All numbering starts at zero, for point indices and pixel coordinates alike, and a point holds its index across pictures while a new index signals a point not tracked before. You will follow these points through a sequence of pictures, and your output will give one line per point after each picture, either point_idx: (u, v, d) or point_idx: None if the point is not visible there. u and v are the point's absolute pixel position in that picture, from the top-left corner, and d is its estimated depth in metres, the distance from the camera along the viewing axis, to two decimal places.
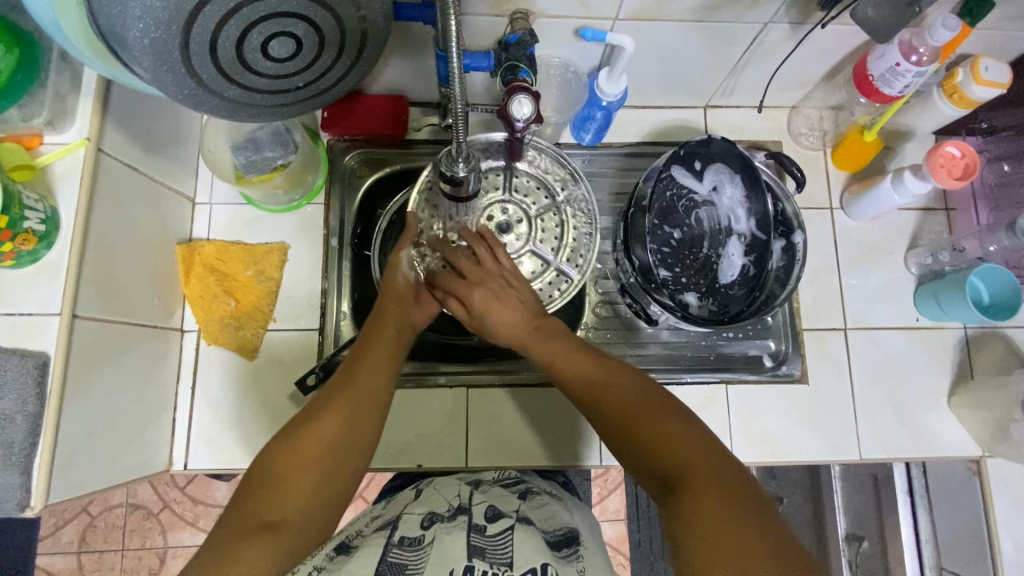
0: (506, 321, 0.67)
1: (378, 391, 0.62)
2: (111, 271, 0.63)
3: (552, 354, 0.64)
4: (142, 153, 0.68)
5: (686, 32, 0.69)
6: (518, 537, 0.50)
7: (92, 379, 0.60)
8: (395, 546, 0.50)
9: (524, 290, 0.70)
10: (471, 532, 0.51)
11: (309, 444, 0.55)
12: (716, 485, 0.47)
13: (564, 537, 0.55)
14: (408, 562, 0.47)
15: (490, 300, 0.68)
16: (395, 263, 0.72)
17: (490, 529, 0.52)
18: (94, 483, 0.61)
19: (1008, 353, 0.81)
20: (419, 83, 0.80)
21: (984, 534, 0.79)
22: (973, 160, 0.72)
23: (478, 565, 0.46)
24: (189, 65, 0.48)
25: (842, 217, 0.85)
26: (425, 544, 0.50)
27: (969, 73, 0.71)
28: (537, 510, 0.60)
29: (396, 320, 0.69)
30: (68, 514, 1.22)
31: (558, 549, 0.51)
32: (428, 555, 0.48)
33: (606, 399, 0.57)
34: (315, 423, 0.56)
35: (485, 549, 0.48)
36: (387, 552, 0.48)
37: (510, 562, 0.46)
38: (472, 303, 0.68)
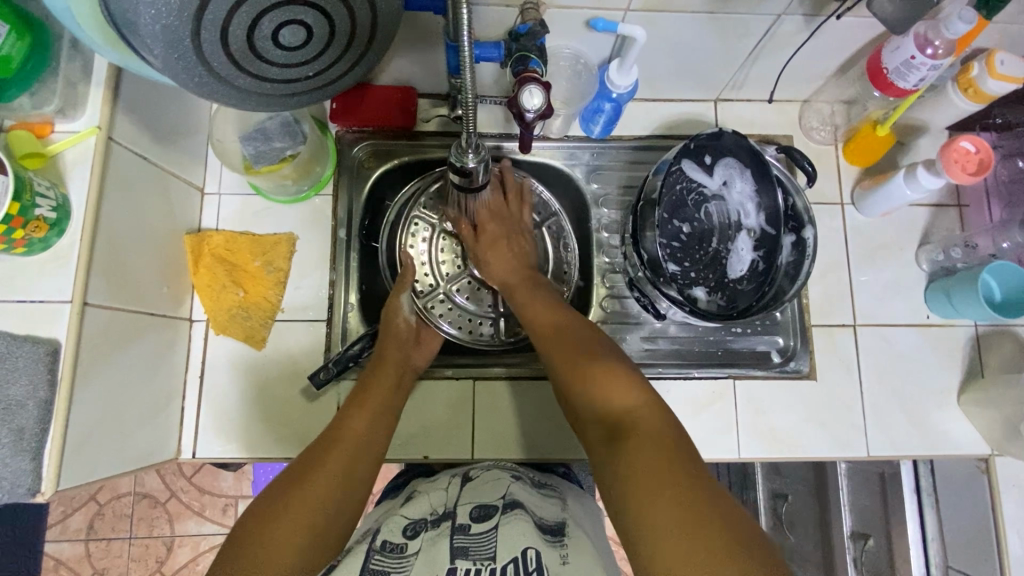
0: (503, 266, 0.75)
1: (371, 441, 0.63)
2: (120, 259, 0.63)
3: (531, 301, 0.70)
4: (151, 142, 0.68)
5: (697, 24, 0.68)
6: (503, 529, 0.52)
7: (102, 367, 0.61)
8: (378, 551, 0.51)
9: (529, 240, 0.78)
10: (454, 533, 0.52)
11: (301, 494, 0.54)
12: (649, 437, 0.50)
13: (552, 526, 0.55)
14: (391, 567, 0.49)
15: (499, 247, 0.75)
16: (395, 308, 0.75)
17: (474, 528, 0.53)
18: (104, 469, 0.62)
19: (1018, 351, 0.81)
20: (428, 74, 0.80)
21: (992, 532, 0.79)
22: (987, 156, 0.70)
23: (460, 566, 0.48)
24: (199, 52, 0.48)
25: (853, 212, 0.84)
26: (407, 553, 0.51)
27: (985, 67, 0.70)
28: (526, 494, 0.61)
29: (394, 365, 0.71)
30: (77, 502, 1.23)
31: (545, 533, 0.53)
32: (410, 565, 0.49)
33: (562, 359, 0.62)
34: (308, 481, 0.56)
35: (468, 549, 0.50)
36: (370, 558, 0.50)
37: (494, 556, 0.48)
38: (480, 236, 0.76)
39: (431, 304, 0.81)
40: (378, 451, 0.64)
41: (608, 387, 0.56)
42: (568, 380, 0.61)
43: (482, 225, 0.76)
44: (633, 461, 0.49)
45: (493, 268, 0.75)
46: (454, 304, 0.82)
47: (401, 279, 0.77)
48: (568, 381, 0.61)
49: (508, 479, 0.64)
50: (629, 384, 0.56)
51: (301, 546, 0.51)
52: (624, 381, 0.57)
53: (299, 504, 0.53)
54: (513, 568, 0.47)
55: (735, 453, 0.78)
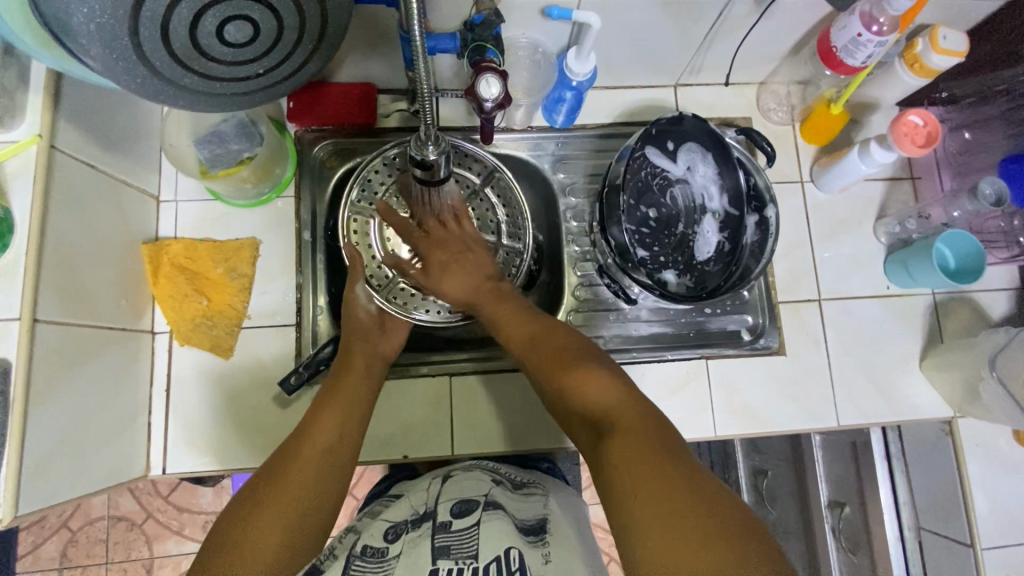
0: (455, 284, 0.71)
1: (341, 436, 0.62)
2: (72, 273, 0.61)
3: (502, 313, 0.68)
4: (99, 149, 0.66)
5: (651, 8, 0.69)
6: (482, 528, 0.52)
7: (58, 384, 0.58)
8: (359, 557, 0.51)
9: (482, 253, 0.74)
10: (436, 533, 0.52)
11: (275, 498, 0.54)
12: (631, 430, 0.49)
13: (537, 525, 0.56)
14: (372, 570, 0.49)
15: (460, 266, 0.72)
16: (353, 300, 0.73)
17: (455, 525, 0.54)
18: (67, 491, 0.60)
19: (975, 316, 0.84)
20: (386, 69, 0.79)
21: (959, 491, 0.82)
22: (935, 128, 0.73)
23: (442, 565, 0.48)
24: (141, 52, 0.47)
25: (813, 190, 0.86)
26: (388, 555, 0.51)
27: (928, 42, 0.73)
28: (507, 497, 0.61)
29: (362, 356, 0.70)
30: (48, 529, 1.19)
31: (526, 534, 0.53)
32: (391, 564, 0.50)
33: (544, 365, 0.61)
34: (278, 487, 0.54)
35: (449, 548, 0.50)
36: (350, 564, 0.50)
37: (476, 554, 0.48)
38: (429, 263, 0.72)
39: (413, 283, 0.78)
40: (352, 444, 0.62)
41: (591, 385, 0.56)
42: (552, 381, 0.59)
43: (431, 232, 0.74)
44: (617, 453, 0.48)
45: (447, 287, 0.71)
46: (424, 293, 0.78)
47: (352, 271, 0.73)
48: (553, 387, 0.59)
49: (489, 482, 0.64)
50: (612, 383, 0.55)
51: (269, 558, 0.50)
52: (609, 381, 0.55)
53: (274, 516, 0.52)
54: (495, 566, 0.46)
55: (711, 432, 0.79)
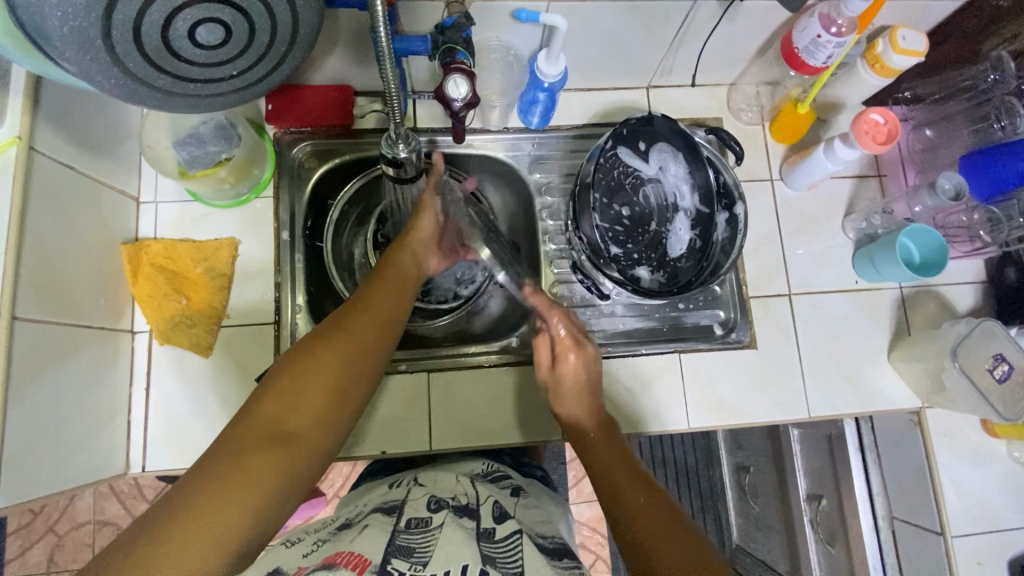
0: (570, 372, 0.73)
1: (384, 324, 0.61)
2: (51, 272, 0.62)
3: (599, 445, 0.66)
4: (78, 151, 0.67)
5: (618, 12, 0.71)
6: (526, 544, 0.53)
7: (36, 381, 0.59)
8: (402, 531, 0.52)
9: (595, 372, 0.73)
10: (481, 537, 0.52)
11: (252, 466, 0.46)
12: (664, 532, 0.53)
13: (559, 545, 0.58)
14: (416, 544, 0.50)
15: (567, 393, 0.72)
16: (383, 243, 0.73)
17: (498, 534, 0.54)
18: (45, 487, 0.60)
19: (941, 309, 0.86)
20: (363, 72, 0.81)
21: (928, 481, 0.84)
22: (895, 126, 0.75)
23: (490, 570, 0.47)
24: (113, 53, 0.48)
25: (783, 187, 0.88)
26: (431, 527, 0.53)
27: (888, 43, 0.75)
28: (530, 514, 0.63)
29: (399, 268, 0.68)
30: (35, 534, 1.19)
31: (559, 559, 0.54)
32: (434, 538, 0.51)
33: (609, 459, 0.64)
34: (316, 355, 0.54)
35: (494, 557, 0.49)
36: (396, 536, 0.51)
37: (521, 570, 0.48)
38: (555, 384, 0.73)
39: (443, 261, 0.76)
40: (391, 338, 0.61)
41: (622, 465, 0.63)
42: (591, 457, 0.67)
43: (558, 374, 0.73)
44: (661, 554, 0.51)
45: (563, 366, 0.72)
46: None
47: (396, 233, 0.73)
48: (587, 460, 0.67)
49: (513, 498, 0.66)
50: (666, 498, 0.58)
51: (229, 539, 0.43)
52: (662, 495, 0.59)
53: (249, 489, 0.45)
54: None
55: (685, 424, 0.81)
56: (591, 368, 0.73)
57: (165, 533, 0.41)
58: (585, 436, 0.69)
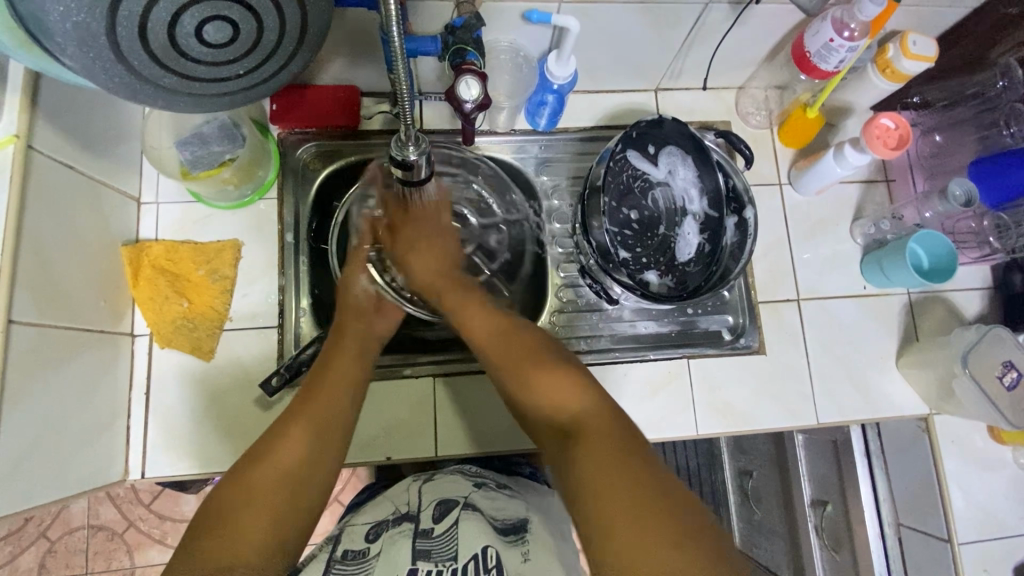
0: (423, 266, 0.70)
1: (338, 412, 0.60)
2: (49, 274, 0.61)
3: (467, 306, 0.67)
4: (78, 150, 0.65)
5: (629, 14, 0.70)
6: (462, 530, 0.52)
7: (33, 385, 0.58)
8: (339, 561, 0.52)
9: (451, 241, 0.74)
10: (415, 538, 0.52)
11: (252, 498, 0.52)
12: (592, 434, 0.51)
13: (512, 524, 0.56)
14: (351, 571, 0.50)
15: (424, 251, 0.71)
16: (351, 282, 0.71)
17: (436, 530, 0.54)
18: (41, 496, 0.59)
19: (949, 315, 0.86)
20: (369, 72, 0.79)
21: (935, 487, 0.83)
22: (906, 131, 0.75)
23: (421, 567, 0.48)
24: (117, 51, 0.47)
25: (791, 192, 0.88)
26: (368, 557, 0.52)
27: (899, 48, 0.75)
28: (491, 498, 0.61)
29: (354, 338, 0.67)
30: (27, 540, 1.16)
31: (506, 535, 0.53)
32: (370, 565, 0.50)
33: (503, 362, 0.61)
34: (262, 461, 0.54)
35: (430, 551, 0.50)
36: (330, 567, 0.51)
37: (455, 555, 0.49)
38: (398, 239, 0.71)
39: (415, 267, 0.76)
40: (346, 424, 0.61)
41: (553, 390, 0.57)
42: (514, 384, 0.60)
43: (399, 227, 0.71)
44: (586, 463, 0.49)
45: (411, 263, 0.71)
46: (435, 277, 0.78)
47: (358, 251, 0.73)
48: (513, 385, 0.60)
49: (468, 483, 0.64)
50: (575, 381, 0.57)
51: None
52: (569, 379, 0.57)
53: (240, 553, 0.49)
54: (474, 564, 0.47)
55: (694, 430, 0.80)
56: (446, 225, 0.74)
57: None
58: (469, 327, 0.66)
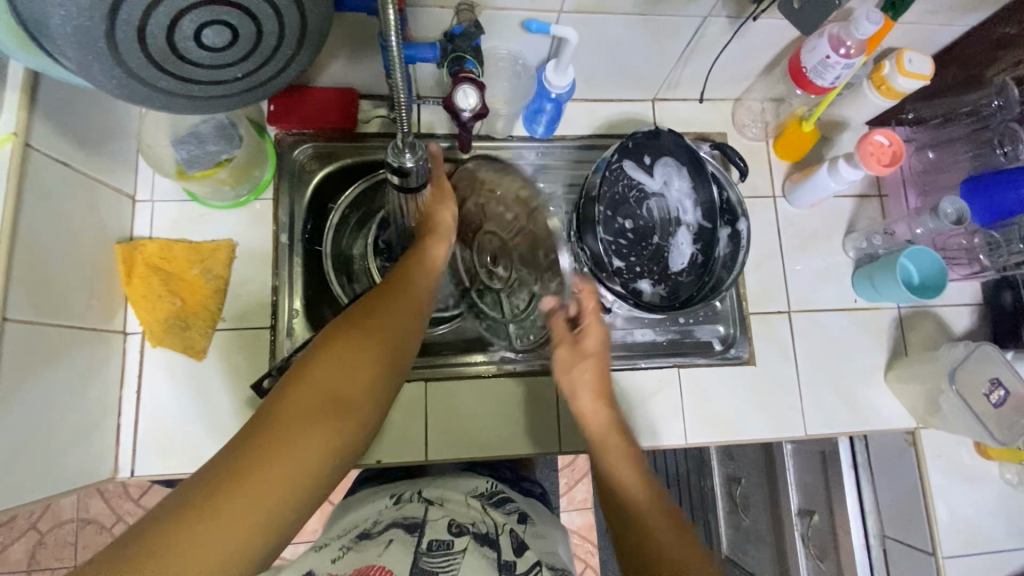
0: (584, 397, 0.69)
1: (399, 345, 0.58)
2: (44, 271, 0.61)
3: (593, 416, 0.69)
4: (74, 148, 0.65)
5: (628, 25, 0.70)
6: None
7: (26, 383, 0.58)
8: (424, 553, 0.51)
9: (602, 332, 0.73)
10: (501, 569, 0.51)
11: (304, 430, 0.48)
12: None
13: (566, 573, 0.57)
14: (438, 567, 0.49)
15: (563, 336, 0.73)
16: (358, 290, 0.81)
17: (518, 565, 0.53)
18: (31, 493, 0.59)
19: (938, 330, 0.87)
20: (368, 75, 0.79)
21: (921, 501, 0.84)
22: (900, 148, 0.75)
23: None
24: (115, 53, 0.47)
25: (785, 205, 0.88)
26: (453, 550, 0.52)
27: (894, 65, 0.75)
28: (538, 540, 0.62)
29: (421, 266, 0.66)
30: (15, 532, 1.16)
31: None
32: (457, 564, 0.50)
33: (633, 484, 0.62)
34: (322, 366, 0.52)
35: None
36: (418, 558, 0.50)
37: None
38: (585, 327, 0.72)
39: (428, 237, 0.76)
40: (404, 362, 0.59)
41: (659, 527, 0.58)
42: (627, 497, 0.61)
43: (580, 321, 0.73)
44: None
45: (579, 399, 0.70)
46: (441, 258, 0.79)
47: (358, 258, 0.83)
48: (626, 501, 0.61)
49: (519, 521, 0.65)
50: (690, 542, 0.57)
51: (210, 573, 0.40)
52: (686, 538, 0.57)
53: (284, 462, 0.46)
54: None
55: (683, 439, 0.81)
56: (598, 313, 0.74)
57: (149, 551, 0.39)
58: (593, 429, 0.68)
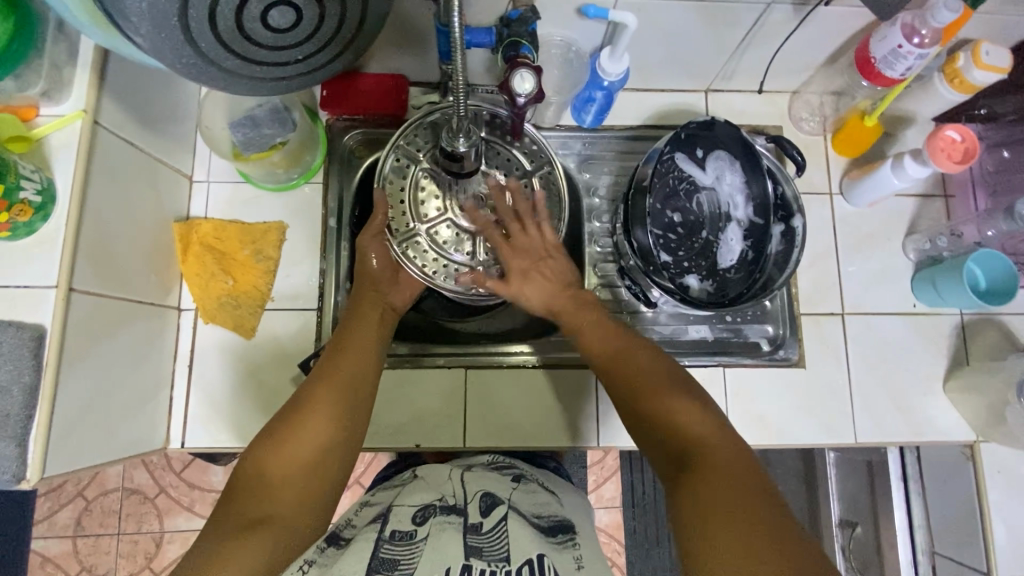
0: (536, 295, 0.68)
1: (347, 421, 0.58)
2: (107, 245, 0.63)
3: (582, 325, 0.66)
4: (138, 128, 0.67)
5: (687, 12, 0.68)
6: (512, 528, 0.52)
7: (88, 352, 0.60)
8: (387, 540, 0.51)
9: (563, 259, 0.71)
10: (466, 532, 0.52)
11: (253, 536, 0.48)
12: (715, 473, 0.48)
13: (558, 523, 0.56)
14: (399, 556, 0.48)
15: (543, 265, 0.70)
16: (364, 250, 0.70)
17: (484, 526, 0.53)
18: (89, 458, 0.61)
19: (1003, 339, 0.82)
20: (419, 62, 0.80)
21: (977, 518, 0.80)
22: (973, 144, 0.71)
23: (475, 563, 0.47)
24: (187, 32, 0.48)
25: (842, 203, 0.85)
26: (416, 540, 0.51)
27: (970, 57, 0.71)
28: (531, 497, 0.62)
29: (373, 306, 0.69)
30: (64, 498, 1.22)
31: (554, 536, 0.54)
32: (419, 551, 0.49)
33: (626, 384, 0.59)
34: (278, 447, 0.54)
35: (481, 548, 0.49)
36: (379, 546, 0.50)
37: (507, 557, 0.48)
38: (511, 270, 0.70)
39: (407, 248, 0.73)
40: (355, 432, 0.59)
41: (682, 412, 0.54)
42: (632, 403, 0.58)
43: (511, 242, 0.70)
44: (700, 494, 0.47)
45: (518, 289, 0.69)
46: (433, 249, 0.74)
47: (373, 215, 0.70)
48: (635, 408, 0.58)
49: (510, 481, 0.64)
50: (707, 415, 0.54)
51: None
52: (701, 412, 0.54)
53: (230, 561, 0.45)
54: (529, 569, 0.46)
55: None
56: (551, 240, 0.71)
57: None
58: (587, 338, 0.65)
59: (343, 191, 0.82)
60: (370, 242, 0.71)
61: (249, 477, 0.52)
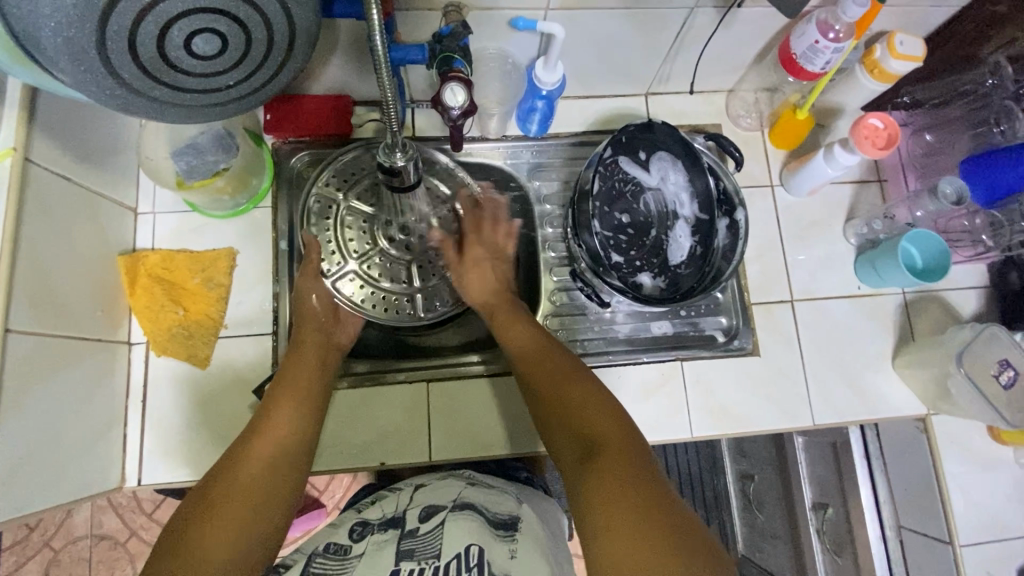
0: (478, 287, 0.75)
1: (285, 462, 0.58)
2: (47, 284, 0.62)
3: (513, 323, 0.70)
4: (74, 162, 0.67)
5: (615, 20, 0.71)
6: (447, 529, 0.54)
7: (29, 394, 0.58)
8: (321, 555, 0.54)
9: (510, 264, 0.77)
10: (403, 538, 0.54)
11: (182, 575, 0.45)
12: (619, 460, 0.50)
13: (505, 521, 0.57)
14: (331, 569, 0.51)
15: (479, 269, 0.75)
16: (304, 291, 0.73)
17: (422, 529, 0.55)
18: (37, 503, 0.59)
19: (945, 314, 0.85)
20: (360, 82, 0.81)
21: (936, 490, 0.82)
22: (894, 130, 0.75)
23: (405, 567, 0.50)
24: (107, 63, 0.48)
25: (783, 194, 0.88)
26: (350, 555, 0.54)
27: (886, 48, 0.75)
28: (481, 495, 0.62)
29: (316, 344, 0.70)
30: (30, 550, 1.17)
31: (497, 532, 0.55)
32: (351, 566, 0.52)
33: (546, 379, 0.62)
34: (217, 487, 0.53)
35: (413, 551, 0.52)
36: (312, 562, 0.53)
37: (438, 554, 0.50)
38: (465, 255, 0.76)
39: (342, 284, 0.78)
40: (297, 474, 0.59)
41: (588, 402, 0.57)
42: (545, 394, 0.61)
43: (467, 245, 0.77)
44: (598, 484, 0.49)
45: (470, 290, 0.75)
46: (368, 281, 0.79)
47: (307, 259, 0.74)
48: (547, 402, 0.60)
49: (462, 483, 0.65)
50: (607, 405, 0.57)
51: None
52: (603, 403, 0.57)
53: None
54: (457, 563, 0.48)
55: (688, 432, 0.80)
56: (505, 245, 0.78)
57: None
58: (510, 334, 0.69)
59: (292, 214, 0.81)
60: (310, 283, 0.73)
61: (185, 518, 0.50)
